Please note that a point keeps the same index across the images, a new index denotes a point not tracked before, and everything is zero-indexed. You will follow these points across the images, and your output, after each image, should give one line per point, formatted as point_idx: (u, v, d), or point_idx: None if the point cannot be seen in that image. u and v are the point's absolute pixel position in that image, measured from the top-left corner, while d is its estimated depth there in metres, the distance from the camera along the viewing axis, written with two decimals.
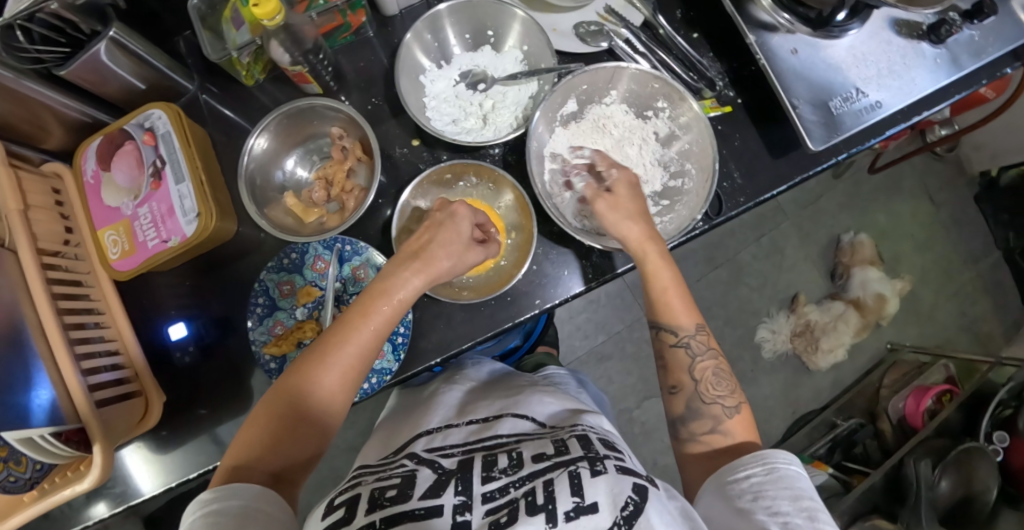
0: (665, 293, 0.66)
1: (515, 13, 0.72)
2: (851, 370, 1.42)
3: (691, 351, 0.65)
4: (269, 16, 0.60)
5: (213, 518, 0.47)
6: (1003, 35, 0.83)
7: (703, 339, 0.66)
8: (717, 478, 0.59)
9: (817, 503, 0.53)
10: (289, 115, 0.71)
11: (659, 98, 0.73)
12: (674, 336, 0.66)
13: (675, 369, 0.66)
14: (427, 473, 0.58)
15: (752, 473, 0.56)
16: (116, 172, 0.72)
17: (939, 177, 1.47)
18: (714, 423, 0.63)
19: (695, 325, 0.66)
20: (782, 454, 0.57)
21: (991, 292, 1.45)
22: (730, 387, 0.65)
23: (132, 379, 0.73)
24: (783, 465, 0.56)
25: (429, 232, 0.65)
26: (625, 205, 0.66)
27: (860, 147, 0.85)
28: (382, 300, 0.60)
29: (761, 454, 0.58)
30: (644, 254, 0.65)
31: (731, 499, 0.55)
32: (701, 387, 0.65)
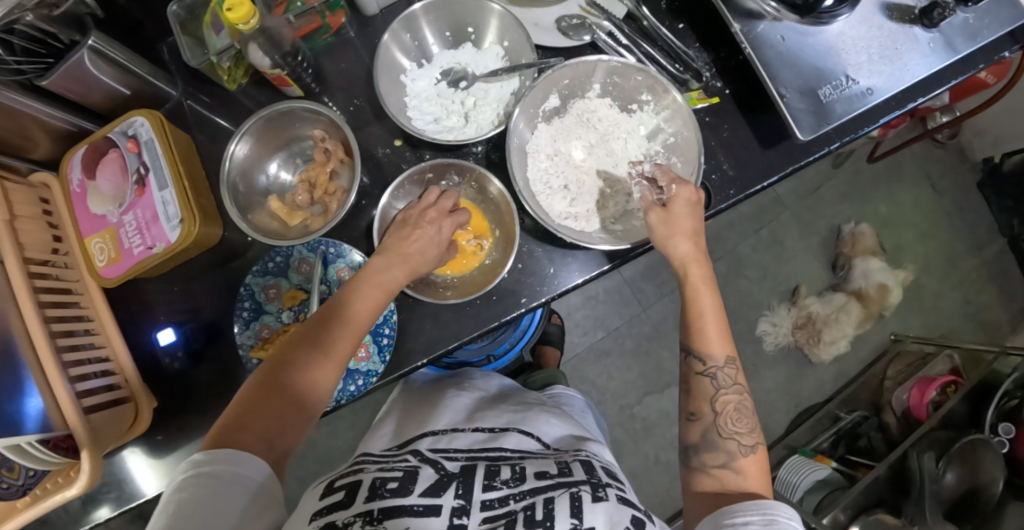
0: (702, 318, 0.65)
1: (492, 8, 0.71)
2: (855, 362, 1.40)
3: (717, 382, 0.64)
4: (243, 20, 0.61)
5: (208, 481, 0.47)
6: (998, 18, 0.81)
7: (731, 373, 0.64)
8: (713, 519, 0.55)
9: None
10: (268, 119, 0.71)
11: (643, 91, 0.72)
12: (702, 365, 0.65)
13: (698, 396, 0.65)
14: (428, 472, 0.57)
15: (751, 521, 0.53)
16: (101, 180, 0.72)
17: (941, 164, 1.44)
18: (726, 458, 0.61)
19: (725, 357, 0.64)
20: (784, 508, 0.54)
21: (996, 280, 1.42)
22: (750, 425, 0.63)
23: (122, 385, 0.74)
24: (784, 519, 0.53)
25: (420, 237, 0.67)
26: (680, 222, 0.65)
27: (853, 137, 0.84)
28: (369, 284, 0.64)
29: (762, 503, 0.54)
30: (687, 272, 0.67)
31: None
32: (720, 420, 0.63)
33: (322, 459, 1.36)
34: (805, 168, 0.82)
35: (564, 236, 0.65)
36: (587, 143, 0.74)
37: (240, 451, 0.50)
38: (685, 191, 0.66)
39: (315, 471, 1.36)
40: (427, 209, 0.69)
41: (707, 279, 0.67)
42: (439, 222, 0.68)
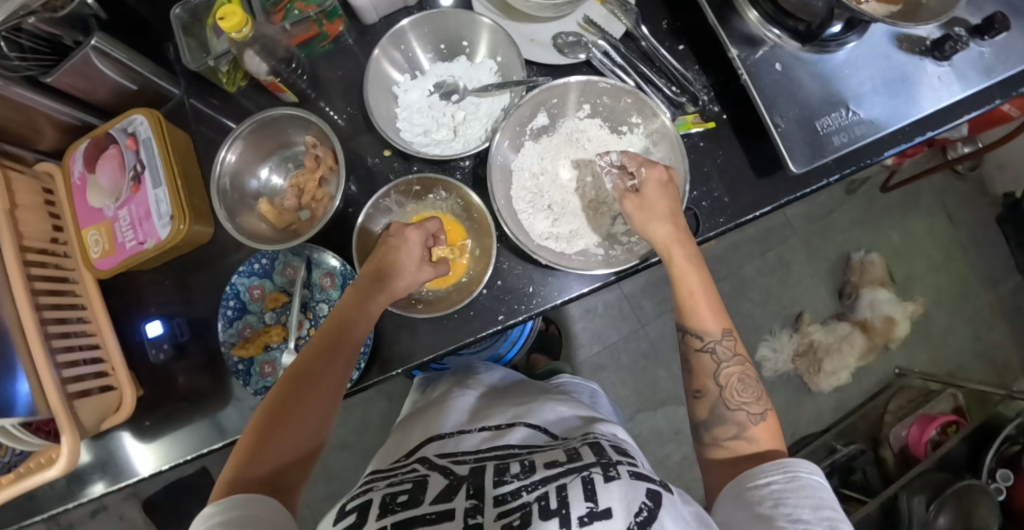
0: (690, 297, 0.66)
1: (483, 22, 0.72)
2: (857, 394, 1.36)
3: (716, 357, 0.65)
4: (236, 29, 0.62)
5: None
6: (1017, 51, 0.77)
7: (729, 345, 0.66)
8: (735, 486, 0.58)
9: (838, 514, 0.53)
10: (261, 124, 0.73)
11: (633, 114, 0.72)
12: (700, 341, 0.66)
13: (699, 372, 0.66)
14: (438, 477, 0.58)
15: (774, 480, 0.55)
16: (100, 174, 0.75)
17: (959, 196, 1.40)
18: (738, 429, 0.63)
19: (721, 330, 0.66)
20: (804, 464, 0.56)
21: (1011, 318, 1.38)
22: (755, 394, 0.64)
23: (109, 373, 0.76)
24: (805, 474, 0.55)
25: (391, 254, 0.66)
26: (655, 206, 0.65)
27: (856, 167, 0.81)
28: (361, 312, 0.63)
29: (783, 462, 0.57)
30: (671, 256, 0.65)
31: (751, 506, 0.54)
32: (725, 393, 0.64)
33: None
34: (801, 200, 0.81)
35: (540, 258, 0.66)
36: (575, 162, 0.74)
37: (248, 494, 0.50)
38: (657, 171, 0.66)
39: None
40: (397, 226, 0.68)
41: (695, 257, 0.66)
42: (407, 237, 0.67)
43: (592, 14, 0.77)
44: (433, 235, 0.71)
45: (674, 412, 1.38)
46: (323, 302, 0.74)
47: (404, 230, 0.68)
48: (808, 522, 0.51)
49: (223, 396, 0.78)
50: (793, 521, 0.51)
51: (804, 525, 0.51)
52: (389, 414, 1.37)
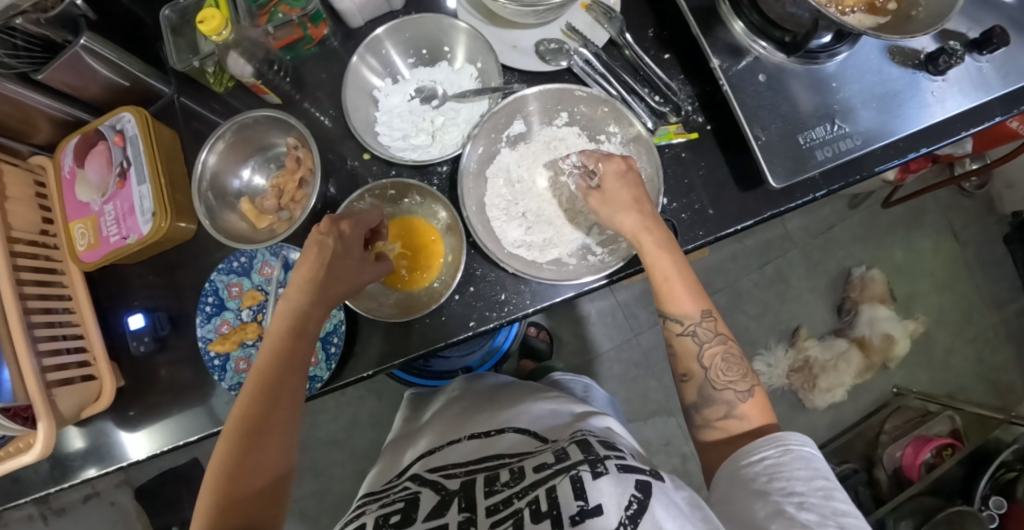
0: (665, 284, 0.64)
1: (460, 26, 0.75)
2: (853, 412, 1.33)
3: (698, 340, 0.63)
4: (216, 32, 0.65)
5: None
6: (1019, 67, 0.74)
7: (710, 326, 0.63)
8: (730, 465, 0.56)
9: (831, 483, 0.51)
10: (242, 126, 0.75)
11: (610, 123, 0.75)
12: (680, 325, 0.64)
13: (685, 357, 0.63)
14: (429, 494, 0.57)
15: (767, 455, 0.54)
16: (88, 169, 0.76)
17: (965, 215, 1.38)
18: (727, 409, 0.60)
19: (700, 312, 0.63)
20: (796, 436, 0.55)
21: (1015, 341, 1.35)
22: (741, 371, 0.62)
23: (91, 362, 0.77)
24: (797, 446, 0.54)
25: (320, 257, 0.60)
26: (616, 198, 0.66)
27: (844, 183, 0.78)
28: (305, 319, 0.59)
29: (775, 436, 0.55)
30: (639, 244, 0.64)
31: (747, 483, 0.53)
32: (711, 374, 0.62)
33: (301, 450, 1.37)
34: (787, 214, 0.79)
35: (506, 266, 0.69)
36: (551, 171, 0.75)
37: None
38: (613, 162, 0.67)
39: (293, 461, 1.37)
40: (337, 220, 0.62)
41: (667, 242, 0.65)
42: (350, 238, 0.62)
43: (576, 21, 0.77)
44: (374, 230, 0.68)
45: (665, 424, 1.36)
46: None
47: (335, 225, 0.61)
48: (803, 494, 0.50)
49: (200, 390, 0.79)
50: (788, 495, 0.50)
51: (799, 498, 0.50)
52: (379, 414, 1.38)
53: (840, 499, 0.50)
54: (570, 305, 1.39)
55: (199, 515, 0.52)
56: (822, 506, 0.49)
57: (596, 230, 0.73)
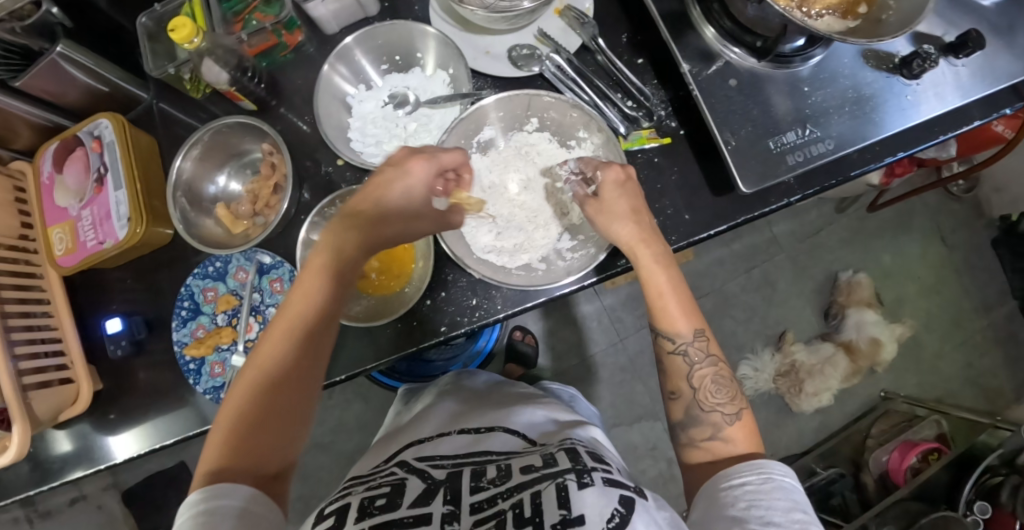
0: (658, 298, 0.65)
1: (429, 32, 0.76)
2: (840, 417, 1.33)
3: (688, 359, 0.63)
4: (187, 40, 0.66)
5: (207, 520, 0.45)
6: (994, 71, 0.74)
7: (702, 345, 0.63)
8: (710, 486, 0.55)
9: (812, 519, 0.50)
10: (217, 131, 0.77)
11: (580, 128, 0.76)
12: (672, 343, 0.64)
13: (674, 375, 0.64)
14: (415, 482, 0.55)
15: (748, 481, 0.53)
16: (67, 175, 0.77)
17: (953, 218, 1.38)
18: (714, 430, 0.60)
19: (694, 331, 0.64)
20: (779, 466, 0.54)
21: (1003, 344, 1.34)
22: (729, 394, 0.62)
23: (68, 366, 0.78)
24: (779, 476, 0.52)
25: (384, 182, 0.64)
26: (613, 208, 0.66)
27: (819, 188, 0.78)
28: (339, 267, 0.60)
29: (758, 464, 0.54)
30: (636, 255, 0.65)
31: (724, 507, 0.51)
32: (699, 395, 0.62)
33: None
34: (761, 219, 0.79)
35: (473, 271, 0.69)
36: (523, 177, 0.77)
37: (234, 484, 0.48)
38: (613, 171, 0.67)
39: None
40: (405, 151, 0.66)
41: (664, 255, 0.66)
42: (417, 170, 0.65)
43: (548, 27, 0.77)
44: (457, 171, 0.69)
45: (651, 428, 1.36)
46: (272, 306, 0.76)
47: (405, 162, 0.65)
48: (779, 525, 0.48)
49: (178, 392, 0.79)
50: (765, 524, 0.49)
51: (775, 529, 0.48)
52: (365, 417, 1.38)
53: None
54: (556, 309, 1.39)
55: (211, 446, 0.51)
56: None
57: (566, 235, 0.76)
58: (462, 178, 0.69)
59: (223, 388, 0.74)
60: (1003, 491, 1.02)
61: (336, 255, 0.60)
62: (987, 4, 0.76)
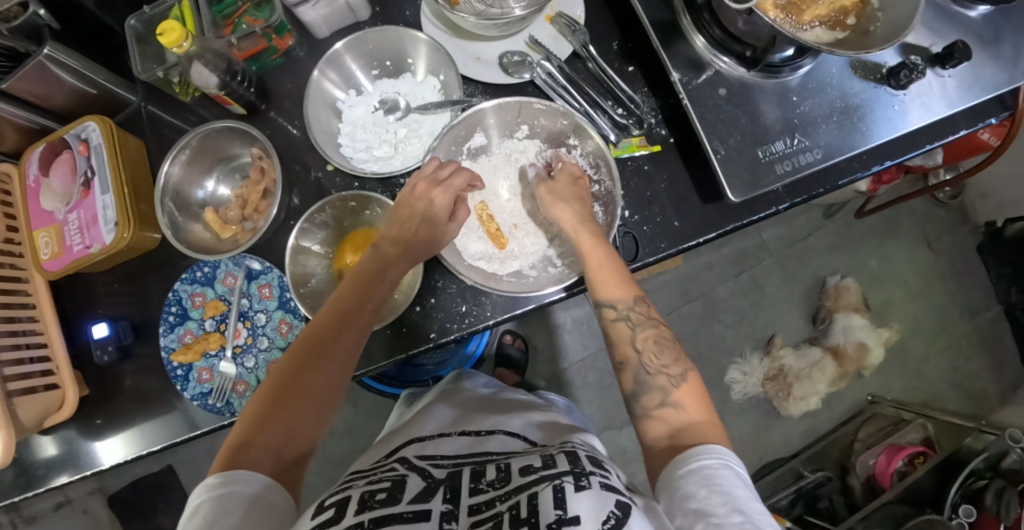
0: (600, 269, 0.66)
1: (420, 37, 0.76)
2: (826, 420, 1.34)
3: (631, 324, 0.64)
4: (175, 44, 0.66)
5: (220, 502, 0.46)
6: (981, 81, 0.75)
7: (642, 310, 0.64)
8: (668, 473, 0.53)
9: (763, 506, 0.49)
10: (206, 136, 0.76)
11: (570, 135, 0.77)
12: (614, 311, 0.65)
13: (619, 343, 0.64)
14: (416, 479, 0.56)
15: (706, 465, 0.51)
16: (53, 179, 0.76)
17: (940, 223, 1.39)
18: (663, 396, 0.60)
19: (632, 297, 0.65)
20: (731, 452, 0.53)
21: (988, 348, 1.36)
22: (675, 355, 0.62)
23: (54, 372, 0.76)
24: (733, 463, 0.52)
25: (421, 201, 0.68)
26: (562, 192, 0.73)
27: (806, 196, 0.79)
28: (377, 279, 0.64)
29: (713, 448, 0.53)
30: (575, 232, 0.69)
31: (687, 496, 0.50)
32: (644, 358, 0.62)
33: None
34: (749, 226, 0.79)
35: (467, 279, 0.69)
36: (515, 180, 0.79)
37: (250, 470, 0.48)
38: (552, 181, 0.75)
39: None
40: (419, 180, 0.70)
41: (599, 234, 0.69)
42: (433, 194, 0.68)
43: (539, 34, 0.77)
44: (471, 182, 0.73)
45: None
46: (261, 312, 0.76)
47: (443, 175, 0.70)
48: (738, 512, 0.47)
49: (165, 397, 0.79)
50: (729, 511, 0.47)
51: (739, 516, 0.47)
52: (355, 421, 1.38)
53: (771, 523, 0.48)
54: (546, 312, 1.40)
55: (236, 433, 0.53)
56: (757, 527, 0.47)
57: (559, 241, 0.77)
58: (474, 187, 0.74)
59: (210, 394, 0.74)
60: (987, 495, 1.03)
61: (376, 268, 0.65)
62: (975, 15, 0.77)
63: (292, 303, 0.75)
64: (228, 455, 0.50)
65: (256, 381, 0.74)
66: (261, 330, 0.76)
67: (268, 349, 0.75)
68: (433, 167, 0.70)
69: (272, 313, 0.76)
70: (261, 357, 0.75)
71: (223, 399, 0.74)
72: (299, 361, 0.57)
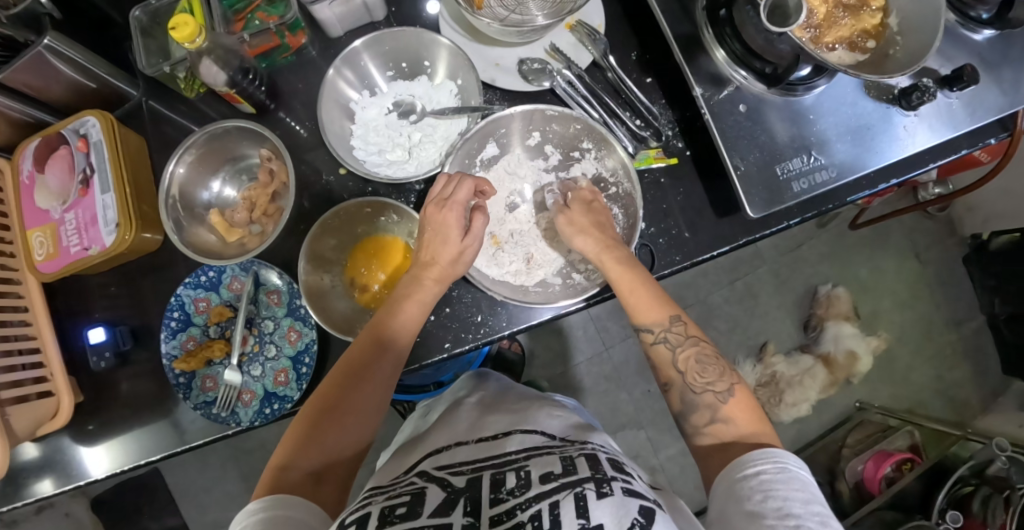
0: (632, 293, 0.66)
1: (441, 42, 0.74)
2: (817, 426, 1.37)
3: (671, 345, 0.64)
4: (188, 39, 0.63)
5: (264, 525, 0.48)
6: (986, 104, 0.76)
7: (680, 329, 0.65)
8: (726, 476, 0.54)
9: (827, 511, 0.49)
10: (213, 135, 0.74)
11: (584, 139, 0.76)
12: (652, 334, 0.65)
13: (662, 366, 0.65)
14: (435, 490, 0.53)
15: (763, 470, 0.51)
16: (48, 176, 0.73)
17: (928, 235, 1.43)
18: (712, 413, 0.60)
19: (670, 317, 0.65)
20: (794, 456, 0.53)
21: (971, 357, 1.40)
22: (718, 371, 0.62)
23: (47, 378, 0.73)
24: (794, 467, 0.51)
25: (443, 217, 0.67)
26: (579, 222, 0.71)
27: (818, 212, 0.80)
28: (408, 303, 0.66)
29: (771, 452, 0.53)
30: (601, 260, 0.68)
31: (742, 501, 0.50)
32: (688, 378, 0.62)
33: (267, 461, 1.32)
34: (761, 240, 0.80)
35: (495, 293, 0.70)
36: (535, 182, 0.80)
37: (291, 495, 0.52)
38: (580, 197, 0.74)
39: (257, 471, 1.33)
40: (429, 204, 0.68)
41: (628, 259, 0.68)
42: (442, 215, 0.67)
43: (560, 41, 0.77)
44: (477, 188, 0.71)
45: (635, 436, 1.38)
46: (269, 319, 0.75)
47: (452, 184, 0.68)
48: (798, 517, 0.47)
49: (164, 403, 0.76)
50: (782, 517, 0.47)
51: (793, 521, 0.47)
52: None
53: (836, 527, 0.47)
54: None
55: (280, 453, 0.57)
56: None
57: None
58: (483, 193, 0.72)
59: (215, 404, 0.71)
60: (973, 502, 1.07)
61: (407, 292, 0.66)
62: (978, 38, 0.77)
63: (302, 310, 0.73)
64: (271, 476, 0.54)
65: (263, 390, 0.72)
66: (269, 337, 0.74)
67: (275, 358, 0.73)
68: (439, 186, 0.69)
69: (280, 320, 0.74)
70: (269, 365, 0.73)
71: (227, 409, 0.71)
72: (336, 388, 0.61)
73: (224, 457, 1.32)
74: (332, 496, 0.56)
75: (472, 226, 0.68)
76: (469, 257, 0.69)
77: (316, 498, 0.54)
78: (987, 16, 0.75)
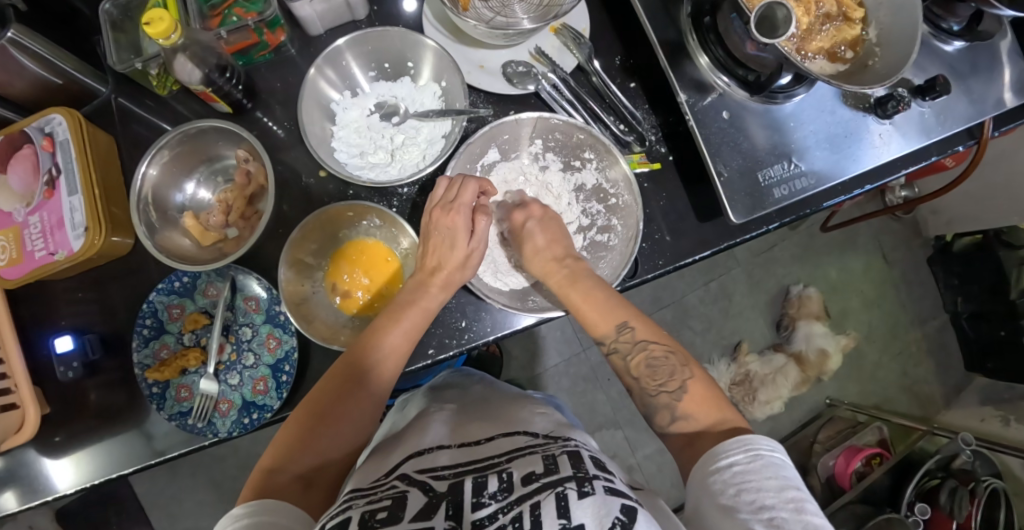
0: (583, 306, 0.67)
1: (427, 44, 0.73)
2: (789, 422, 1.40)
3: (622, 354, 0.64)
4: (163, 36, 0.60)
5: None
6: (956, 114, 0.78)
7: (627, 335, 0.64)
8: (700, 469, 0.53)
9: (802, 493, 0.48)
10: (191, 136, 0.72)
11: (586, 149, 0.76)
12: (605, 345, 0.66)
13: (620, 374, 0.65)
14: (416, 496, 0.50)
15: (736, 462, 0.51)
16: (11, 175, 0.69)
17: (894, 236, 1.48)
18: (670, 412, 0.60)
19: (616, 326, 0.65)
20: (766, 440, 0.52)
21: (934, 354, 1.46)
22: (668, 372, 0.61)
23: (12, 389, 0.70)
24: (767, 453, 0.51)
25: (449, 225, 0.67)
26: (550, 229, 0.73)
27: (796, 216, 0.81)
28: (411, 310, 0.65)
29: (744, 440, 0.52)
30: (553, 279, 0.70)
31: (716, 495, 0.50)
32: (642, 383, 0.63)
33: (241, 466, 1.29)
34: (741, 244, 0.81)
35: (493, 302, 0.70)
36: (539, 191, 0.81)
37: (279, 500, 0.50)
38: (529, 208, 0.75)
39: (233, 476, 1.30)
40: (433, 209, 0.68)
41: (570, 273, 0.69)
42: (449, 218, 0.67)
43: (545, 44, 0.77)
44: (480, 189, 0.71)
45: (612, 436, 1.39)
46: (246, 326, 0.73)
47: (455, 186, 0.69)
48: (771, 508, 0.47)
49: (135, 412, 0.73)
50: (757, 510, 0.47)
51: (768, 513, 0.46)
52: None
53: (812, 511, 0.47)
54: None
55: (272, 450, 0.57)
56: (793, 520, 0.46)
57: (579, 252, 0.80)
58: (486, 193, 0.72)
59: (191, 414, 0.69)
60: (940, 494, 1.11)
61: (412, 298, 0.66)
62: (950, 49, 0.78)
63: (281, 317, 0.72)
64: (258, 478, 0.54)
65: (241, 399, 0.70)
66: (247, 345, 0.72)
67: (254, 366, 0.71)
68: (442, 190, 0.69)
69: (259, 327, 0.72)
70: (248, 373, 0.71)
71: (204, 420, 0.69)
72: (334, 392, 0.60)
73: (194, 465, 1.29)
74: (320, 501, 0.55)
75: (475, 229, 0.69)
76: (475, 262, 0.69)
77: (305, 500, 0.53)
78: (957, 28, 0.77)
